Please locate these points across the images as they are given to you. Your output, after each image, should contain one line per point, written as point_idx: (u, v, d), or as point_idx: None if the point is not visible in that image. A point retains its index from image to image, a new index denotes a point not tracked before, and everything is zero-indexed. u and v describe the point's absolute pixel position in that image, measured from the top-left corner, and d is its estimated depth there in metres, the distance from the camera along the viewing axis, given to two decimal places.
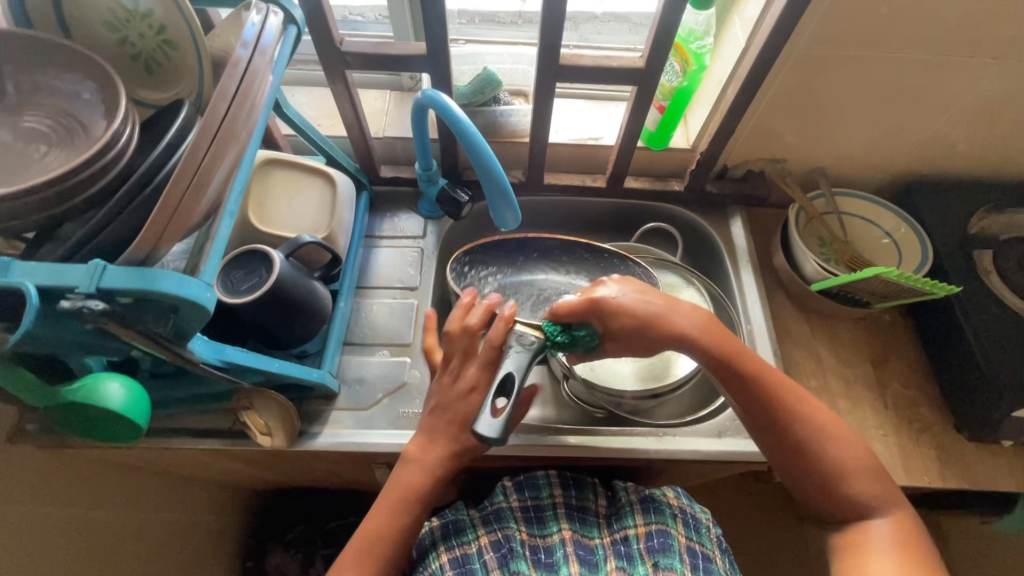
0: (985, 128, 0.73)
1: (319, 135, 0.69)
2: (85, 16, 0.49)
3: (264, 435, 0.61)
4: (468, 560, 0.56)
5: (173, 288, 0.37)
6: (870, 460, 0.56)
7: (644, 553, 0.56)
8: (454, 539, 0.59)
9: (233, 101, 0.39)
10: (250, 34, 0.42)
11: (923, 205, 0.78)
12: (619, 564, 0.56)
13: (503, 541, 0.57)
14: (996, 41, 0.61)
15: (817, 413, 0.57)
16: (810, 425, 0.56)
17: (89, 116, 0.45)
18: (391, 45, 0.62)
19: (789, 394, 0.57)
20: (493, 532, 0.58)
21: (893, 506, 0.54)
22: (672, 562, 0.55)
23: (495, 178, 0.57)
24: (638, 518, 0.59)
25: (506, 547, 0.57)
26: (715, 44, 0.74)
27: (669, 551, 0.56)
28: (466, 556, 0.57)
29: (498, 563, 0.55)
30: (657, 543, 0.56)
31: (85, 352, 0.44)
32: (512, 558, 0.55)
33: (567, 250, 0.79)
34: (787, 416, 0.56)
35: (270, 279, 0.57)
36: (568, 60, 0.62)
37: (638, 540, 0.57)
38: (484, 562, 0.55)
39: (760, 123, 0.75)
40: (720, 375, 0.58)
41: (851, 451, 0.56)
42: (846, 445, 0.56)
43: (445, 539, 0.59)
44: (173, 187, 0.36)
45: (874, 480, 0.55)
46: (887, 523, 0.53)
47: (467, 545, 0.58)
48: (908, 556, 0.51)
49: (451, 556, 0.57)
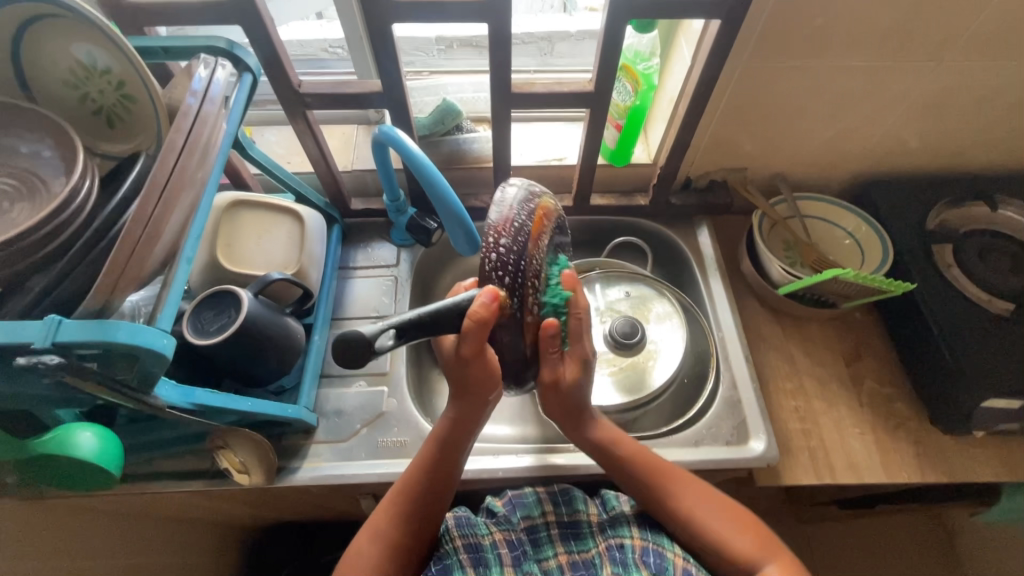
0: (932, 127, 0.76)
1: (286, 172, 0.71)
2: (47, 76, 0.51)
3: (241, 473, 0.61)
4: (481, 548, 0.58)
5: (129, 337, 0.38)
6: (743, 516, 0.59)
7: (638, 562, 0.56)
8: (466, 530, 0.60)
9: (181, 153, 0.40)
10: (198, 84, 0.44)
11: (881, 203, 0.81)
12: (614, 570, 0.55)
13: (517, 542, 0.59)
14: (928, 45, 0.64)
15: (694, 486, 0.60)
16: (684, 500, 0.59)
17: (50, 173, 0.46)
18: (348, 84, 0.64)
19: (665, 474, 0.61)
20: (507, 531, 0.60)
21: (771, 560, 0.56)
22: None
23: (450, 205, 0.60)
24: (635, 530, 0.59)
25: (520, 547, 0.58)
26: (664, 63, 0.77)
27: (666, 571, 0.56)
28: (480, 545, 0.58)
29: (512, 561, 0.57)
30: (654, 560, 0.56)
31: (52, 403, 0.45)
32: (525, 560, 0.58)
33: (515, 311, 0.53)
34: (666, 494, 0.59)
35: (239, 317, 0.58)
36: (521, 87, 0.64)
37: (634, 552, 0.57)
38: (499, 556, 0.57)
39: (716, 134, 0.77)
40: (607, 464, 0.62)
41: (724, 510, 0.59)
42: (723, 506, 0.59)
43: (458, 528, 0.60)
44: (125, 239, 0.37)
45: (750, 535, 0.57)
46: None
47: (480, 536, 0.59)
48: None
49: (465, 541, 0.58)
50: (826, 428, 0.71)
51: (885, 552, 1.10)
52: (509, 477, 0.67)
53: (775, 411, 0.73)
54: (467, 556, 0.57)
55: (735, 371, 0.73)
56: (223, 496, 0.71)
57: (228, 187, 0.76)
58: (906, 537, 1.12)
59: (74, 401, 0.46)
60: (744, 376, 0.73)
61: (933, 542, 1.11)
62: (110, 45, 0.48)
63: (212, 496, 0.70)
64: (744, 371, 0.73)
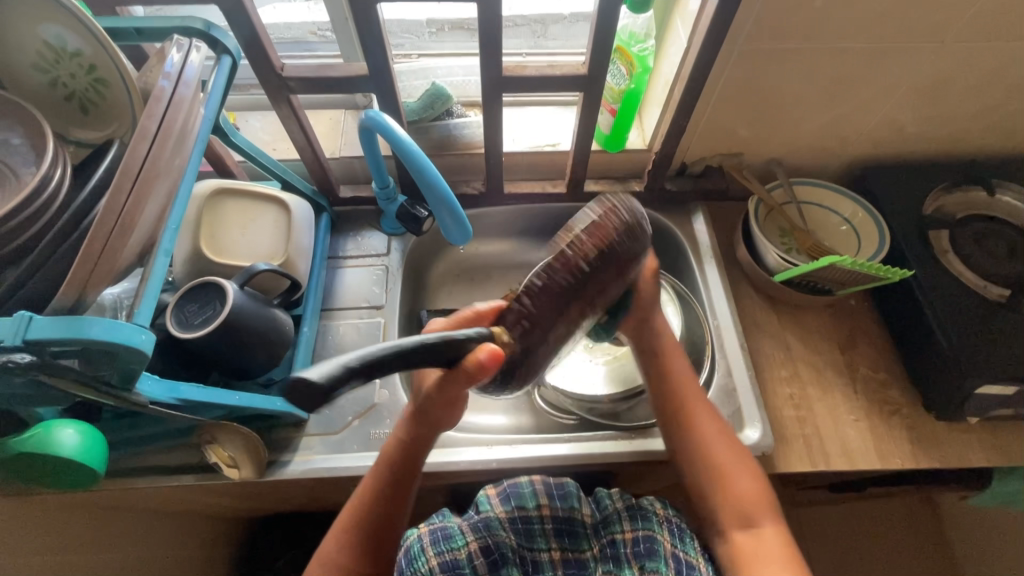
0: (931, 110, 0.74)
1: (271, 159, 0.69)
2: (14, 59, 0.49)
3: (230, 467, 0.60)
4: (458, 564, 0.56)
5: (103, 333, 0.36)
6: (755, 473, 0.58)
7: (630, 558, 0.56)
8: (443, 545, 0.57)
9: (154, 141, 0.38)
10: (172, 67, 0.42)
11: (877, 189, 0.80)
12: (605, 568, 0.56)
13: (493, 548, 0.57)
14: (929, 26, 0.62)
15: (722, 429, 0.60)
16: (703, 442, 0.59)
17: (18, 163, 0.44)
18: (333, 67, 0.61)
19: (697, 411, 0.60)
20: (483, 538, 0.58)
21: (770, 516, 0.55)
22: (658, 566, 0.54)
23: (441, 192, 0.58)
24: (625, 523, 0.58)
25: (496, 552, 0.56)
26: (660, 44, 0.75)
27: (655, 556, 0.55)
28: (456, 561, 0.56)
29: (488, 568, 0.55)
30: (643, 548, 0.56)
31: (30, 401, 0.43)
32: (504, 564, 0.56)
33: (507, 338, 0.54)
34: (686, 423, 0.60)
35: (224, 310, 0.56)
36: (512, 70, 0.62)
37: (625, 545, 0.57)
38: (474, 567, 0.55)
39: (711, 120, 0.76)
40: (661, 398, 0.62)
41: (739, 452, 0.59)
42: (741, 453, 0.59)
43: (433, 545, 0.58)
44: (96, 232, 0.35)
45: (758, 486, 0.57)
46: (766, 532, 0.54)
47: (457, 551, 0.57)
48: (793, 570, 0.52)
49: (441, 560, 0.56)
50: (821, 415, 0.71)
51: (875, 535, 1.12)
52: (499, 469, 0.66)
53: (770, 400, 0.73)
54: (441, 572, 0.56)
55: (730, 359, 0.72)
56: (214, 491, 0.70)
57: (213, 175, 0.74)
58: (899, 519, 1.13)
59: (52, 399, 0.44)
60: (739, 364, 0.72)
61: (922, 524, 1.13)
62: (80, 28, 0.45)
63: (203, 491, 0.70)
64: (739, 359, 0.72)
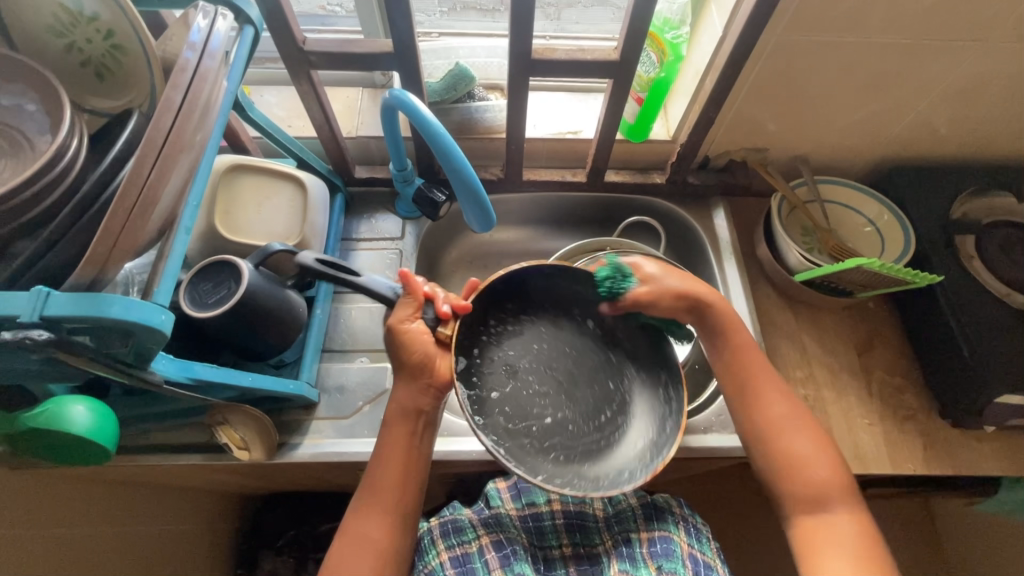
0: (966, 112, 0.72)
1: (287, 136, 0.67)
2: (28, 21, 0.46)
3: (242, 449, 0.59)
4: (469, 559, 0.54)
5: (123, 312, 0.35)
6: (828, 448, 0.55)
7: (647, 557, 0.55)
8: (454, 538, 0.56)
9: (179, 113, 0.36)
10: (197, 37, 0.40)
11: (904, 191, 0.78)
12: (621, 567, 0.54)
13: (505, 542, 0.56)
14: (974, 24, 0.60)
15: (789, 400, 0.57)
16: (770, 413, 0.57)
17: (34, 129, 0.43)
18: (356, 43, 0.59)
19: (761, 378, 0.58)
20: (495, 533, 0.57)
21: (843, 501, 0.53)
22: (675, 566, 0.53)
23: (466, 178, 0.56)
24: (641, 523, 0.58)
25: (508, 547, 0.55)
26: (693, 32, 0.73)
27: (673, 556, 0.54)
28: (467, 556, 0.55)
29: (501, 562, 0.54)
30: (660, 548, 0.55)
31: (42, 377, 0.42)
32: (516, 559, 0.54)
33: (537, 297, 0.62)
34: (760, 393, 0.58)
35: (239, 289, 0.55)
36: (541, 53, 0.60)
37: (641, 544, 0.56)
38: (485, 562, 0.54)
39: (740, 113, 0.74)
40: (724, 373, 0.60)
41: (811, 436, 0.55)
42: (817, 433, 0.56)
43: (444, 538, 0.57)
44: (117, 207, 0.33)
45: (832, 469, 0.54)
46: (838, 516, 0.52)
47: (467, 544, 0.56)
48: (862, 550, 0.50)
49: (451, 555, 0.55)
50: (835, 417, 0.70)
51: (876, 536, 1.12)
52: None
53: None
54: (454, 570, 0.54)
55: None
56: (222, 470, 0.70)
57: (227, 150, 0.72)
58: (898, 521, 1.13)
59: (66, 376, 0.43)
60: None
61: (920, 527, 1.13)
62: None
63: (209, 470, 0.69)
64: None
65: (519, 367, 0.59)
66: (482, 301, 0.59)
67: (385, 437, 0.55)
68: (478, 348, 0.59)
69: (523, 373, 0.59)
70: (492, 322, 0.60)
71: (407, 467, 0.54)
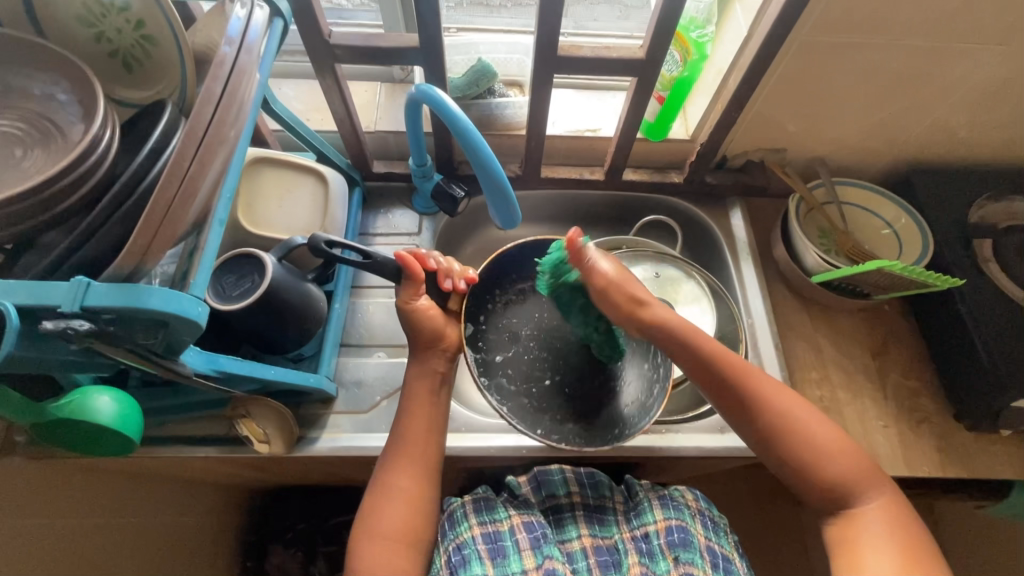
0: (986, 115, 0.72)
1: (309, 130, 0.67)
2: (57, 10, 0.46)
3: (262, 443, 0.59)
4: (500, 537, 0.55)
5: (163, 304, 0.35)
6: (844, 439, 0.55)
7: (664, 548, 0.55)
8: (486, 514, 0.57)
9: (219, 104, 0.36)
10: (235, 29, 0.39)
11: (923, 194, 0.78)
12: (639, 561, 0.54)
13: (535, 524, 0.56)
14: (999, 29, 0.60)
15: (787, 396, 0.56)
16: (778, 419, 0.55)
17: (66, 118, 0.42)
18: (381, 37, 0.59)
19: (756, 386, 0.56)
20: (526, 515, 0.57)
21: (871, 489, 0.53)
22: (693, 557, 0.54)
23: (492, 174, 0.56)
24: (658, 513, 0.57)
25: (539, 530, 0.56)
26: (716, 31, 0.72)
27: (690, 546, 0.54)
28: (498, 533, 0.55)
29: (531, 543, 0.54)
30: (678, 538, 0.55)
31: (73, 368, 0.43)
32: (546, 541, 0.55)
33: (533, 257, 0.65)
34: (761, 401, 0.55)
35: (262, 284, 0.55)
36: (567, 50, 0.60)
37: (659, 536, 0.56)
38: (516, 542, 0.54)
39: (760, 113, 0.73)
40: (711, 386, 0.56)
41: (835, 433, 0.55)
42: (828, 426, 0.55)
43: (476, 513, 0.57)
44: (159, 198, 0.33)
45: (852, 458, 0.54)
46: (870, 507, 0.52)
47: (499, 522, 0.56)
48: (901, 539, 0.50)
49: (484, 530, 0.55)
50: (850, 419, 0.71)
51: None
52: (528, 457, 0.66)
53: None
54: (484, 547, 0.54)
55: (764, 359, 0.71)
56: (237, 462, 0.70)
57: None
58: None
59: (96, 365, 0.43)
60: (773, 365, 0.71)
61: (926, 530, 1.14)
62: None
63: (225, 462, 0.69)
64: (773, 359, 0.71)
65: (522, 331, 0.64)
66: (490, 273, 0.63)
67: (406, 406, 0.58)
68: (485, 318, 0.64)
69: (525, 338, 0.63)
70: (498, 292, 0.65)
71: (430, 427, 0.58)
